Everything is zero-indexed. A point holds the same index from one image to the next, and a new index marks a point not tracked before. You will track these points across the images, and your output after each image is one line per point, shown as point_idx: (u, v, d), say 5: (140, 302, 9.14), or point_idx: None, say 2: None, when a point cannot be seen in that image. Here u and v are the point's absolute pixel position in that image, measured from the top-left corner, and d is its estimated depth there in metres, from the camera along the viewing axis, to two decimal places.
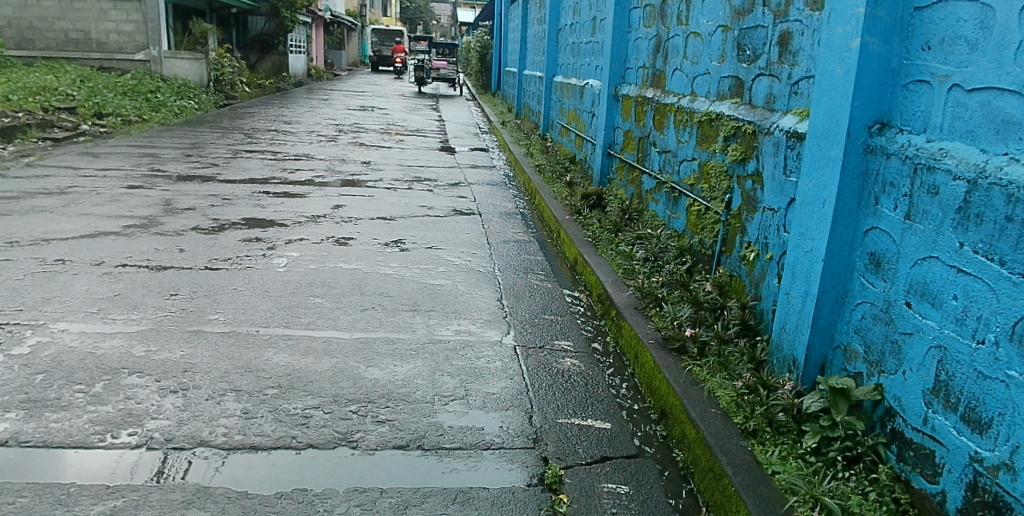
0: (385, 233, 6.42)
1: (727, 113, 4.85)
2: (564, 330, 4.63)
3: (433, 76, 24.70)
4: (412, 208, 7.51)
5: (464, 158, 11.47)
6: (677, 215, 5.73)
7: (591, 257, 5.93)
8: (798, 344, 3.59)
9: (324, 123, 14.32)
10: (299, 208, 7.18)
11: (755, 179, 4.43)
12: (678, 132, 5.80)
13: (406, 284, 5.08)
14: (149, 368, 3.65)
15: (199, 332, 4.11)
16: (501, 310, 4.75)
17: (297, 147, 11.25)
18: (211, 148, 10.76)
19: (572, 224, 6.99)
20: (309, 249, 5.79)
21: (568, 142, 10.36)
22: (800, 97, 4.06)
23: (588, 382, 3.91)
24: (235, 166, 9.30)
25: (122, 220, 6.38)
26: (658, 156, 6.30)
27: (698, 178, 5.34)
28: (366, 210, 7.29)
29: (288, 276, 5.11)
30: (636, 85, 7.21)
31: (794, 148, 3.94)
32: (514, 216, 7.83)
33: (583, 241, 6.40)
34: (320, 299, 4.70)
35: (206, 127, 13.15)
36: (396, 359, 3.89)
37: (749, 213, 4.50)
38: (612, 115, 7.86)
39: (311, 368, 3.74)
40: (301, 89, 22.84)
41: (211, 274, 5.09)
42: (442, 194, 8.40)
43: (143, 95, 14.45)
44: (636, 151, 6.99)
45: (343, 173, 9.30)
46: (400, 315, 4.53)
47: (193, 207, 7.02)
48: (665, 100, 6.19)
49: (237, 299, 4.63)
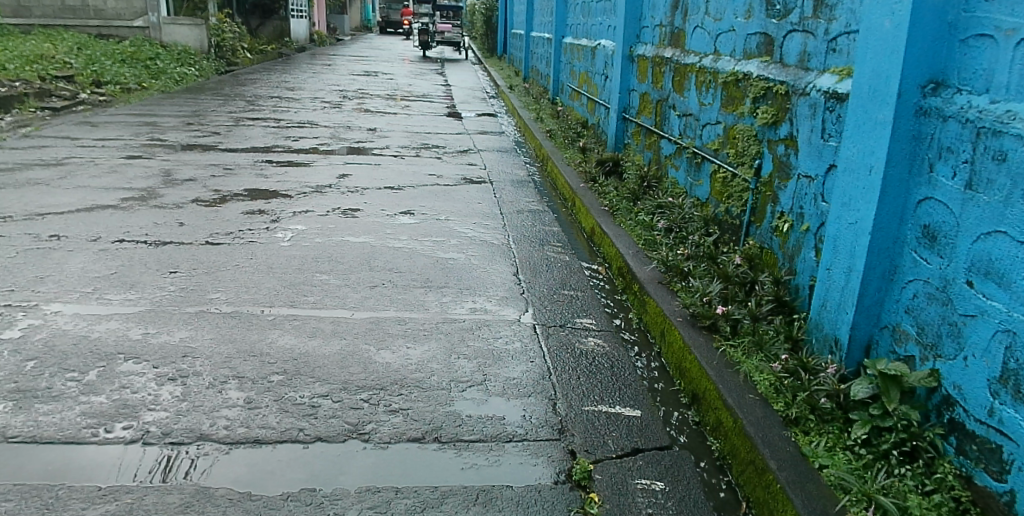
0: (395, 204, 6.16)
1: (756, 74, 4.53)
2: (586, 307, 4.38)
3: (437, 39, 24.23)
4: (421, 177, 7.24)
5: (472, 124, 11.15)
6: (700, 182, 5.46)
7: (610, 227, 5.68)
8: (842, 324, 3.35)
9: (328, 89, 13.98)
10: (304, 178, 6.92)
11: (788, 143, 4.13)
12: (700, 94, 5.48)
13: (418, 258, 4.83)
14: (146, 352, 3.42)
15: (200, 312, 3.87)
16: (518, 286, 4.50)
17: (301, 114, 10.93)
18: (213, 116, 10.47)
19: (587, 193, 6.70)
20: (315, 222, 5.53)
21: (579, 106, 10.02)
22: (839, 55, 3.73)
23: (614, 366, 3.67)
24: (237, 135, 9.01)
25: (120, 193, 6.12)
26: (678, 120, 6.00)
27: (723, 143, 5.04)
28: (373, 179, 7.02)
29: (292, 251, 4.86)
30: (653, 45, 6.86)
31: (833, 110, 3.62)
32: (526, 184, 7.56)
33: (599, 210, 6.13)
34: (327, 276, 4.46)
35: (207, 94, 12.82)
36: (409, 340, 3.66)
37: (781, 181, 4.21)
38: (627, 77, 7.52)
39: (318, 351, 3.51)
40: (305, 54, 22.42)
41: (213, 249, 4.85)
42: (450, 161, 8.11)
43: (143, 63, 14.12)
44: (654, 115, 6.67)
45: (348, 141, 9.01)
46: (412, 292, 4.28)
47: (194, 177, 6.76)
48: (685, 60, 5.84)
49: (239, 277, 4.39)
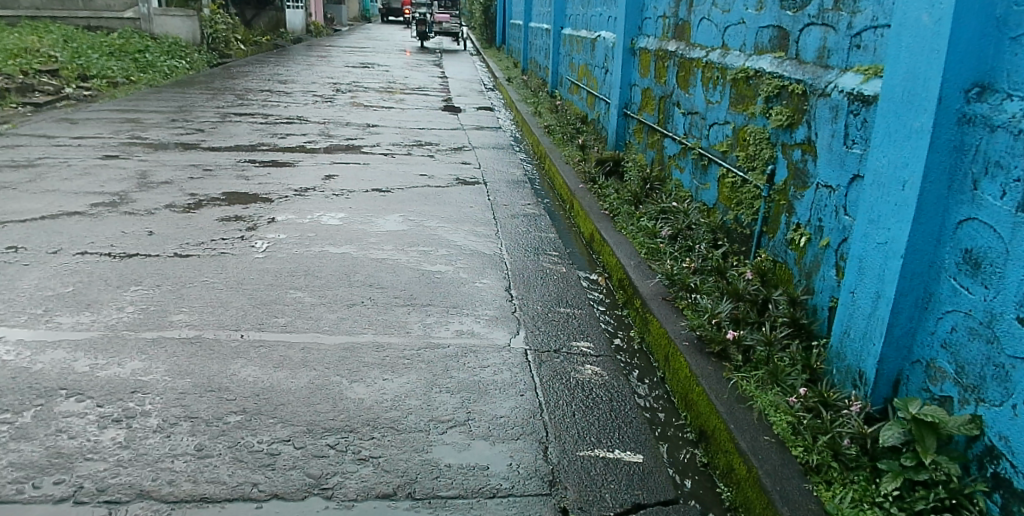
0: (382, 209, 5.80)
1: (769, 71, 4.17)
2: (584, 327, 4.02)
3: (435, 29, 23.79)
4: (411, 178, 6.87)
5: (468, 119, 10.76)
6: (706, 186, 5.10)
7: (610, 234, 5.33)
8: (867, 356, 3.03)
9: (321, 82, 13.59)
10: (287, 180, 6.55)
11: (805, 148, 3.78)
12: (706, 91, 5.11)
13: (402, 272, 4.47)
14: (91, 388, 3.07)
15: (157, 337, 3.52)
16: (510, 304, 4.13)
17: (291, 109, 10.55)
18: (199, 111, 10.10)
19: (586, 195, 6.34)
20: (294, 230, 5.17)
21: (578, 100, 9.63)
22: (864, 52, 3.38)
23: (613, 399, 3.32)
24: (222, 133, 8.64)
25: (89, 198, 5.76)
26: (682, 119, 5.62)
27: (732, 144, 4.67)
28: (360, 181, 6.66)
29: (266, 264, 4.50)
30: (656, 38, 6.49)
31: (857, 114, 3.28)
32: (523, 184, 7.20)
33: (599, 215, 5.78)
34: (301, 293, 4.10)
35: (196, 88, 12.43)
36: (386, 371, 3.30)
37: (797, 190, 3.87)
38: (628, 71, 7.15)
39: (283, 385, 3.15)
40: (300, 45, 21.99)
41: (181, 262, 4.49)
42: (443, 160, 7.74)
43: (131, 55, 13.72)
44: (657, 112, 6.29)
45: (338, 138, 8.64)
46: (394, 312, 3.92)
47: (170, 180, 6.40)
48: (690, 54, 5.46)
49: (205, 295, 4.03)
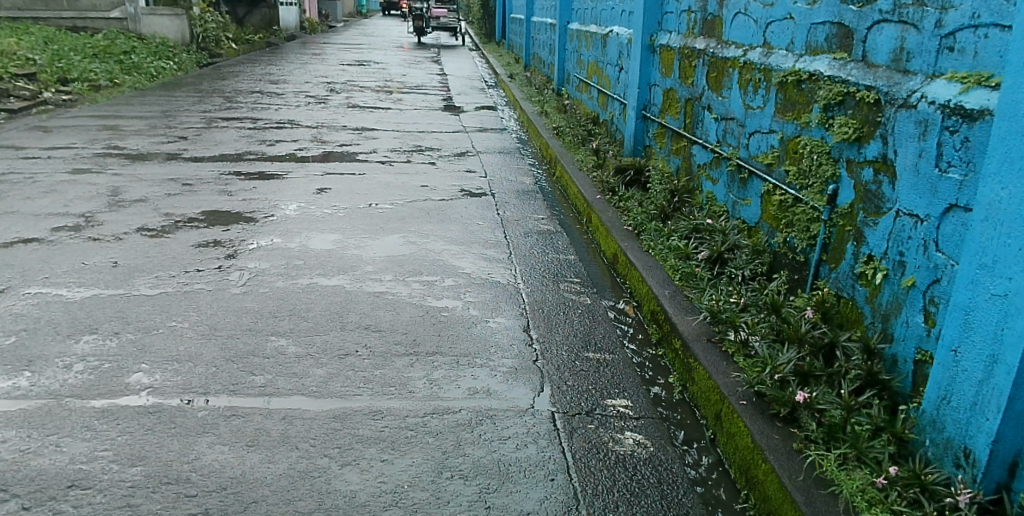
0: (379, 228, 5.19)
1: (829, 75, 3.63)
2: (617, 376, 3.42)
3: (433, 25, 23.18)
4: (411, 190, 6.27)
5: (470, 119, 10.14)
6: (747, 202, 4.56)
7: (638, 255, 4.76)
8: (977, 432, 2.44)
9: (315, 81, 12.97)
10: (274, 195, 5.95)
11: (879, 167, 3.23)
12: (746, 95, 4.61)
13: (403, 310, 3.87)
14: (18, 484, 2.49)
15: (108, 408, 2.93)
16: (531, 350, 3.53)
17: (282, 112, 9.93)
18: (184, 116, 9.48)
19: (606, 208, 5.76)
20: (280, 257, 4.58)
21: (589, 99, 9.04)
22: (958, 55, 2.82)
23: (662, 481, 2.73)
24: (206, 140, 8.03)
25: (51, 221, 5.17)
26: (715, 125, 5.09)
27: (781, 156, 4.14)
28: (355, 194, 6.06)
29: (246, 303, 3.91)
30: (679, 34, 5.99)
31: (956, 130, 2.72)
32: (533, 193, 6.61)
33: (622, 232, 5.20)
34: (285, 341, 3.50)
35: (183, 90, 11.82)
36: (384, 450, 2.71)
37: (869, 215, 3.31)
38: (648, 70, 6.63)
39: (257, 474, 2.57)
40: (294, 43, 21.34)
41: (147, 300, 3.90)
42: (446, 168, 7.14)
43: (116, 57, 13.09)
44: (683, 116, 5.76)
45: (331, 144, 8.03)
46: (393, 364, 3.32)
47: (144, 197, 5.80)
48: (724, 53, 4.95)
49: (172, 345, 3.44)
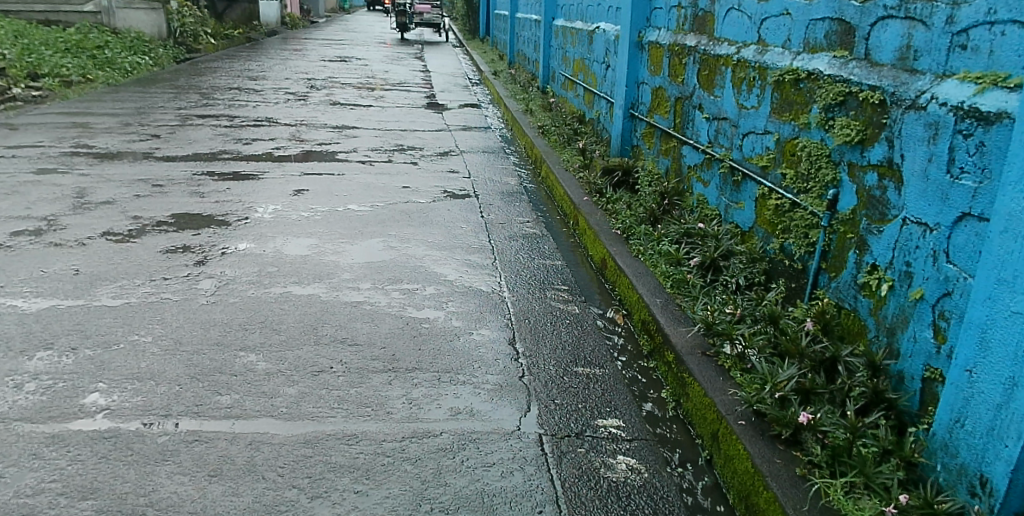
0: (358, 232, 4.97)
1: (829, 73, 3.47)
2: (608, 393, 3.24)
3: (416, 21, 22.91)
4: (391, 191, 6.05)
5: (453, 117, 9.92)
6: (740, 206, 4.39)
7: (628, 261, 4.58)
8: (995, 458, 2.27)
9: (295, 77, 12.70)
10: (248, 197, 5.72)
11: (883, 171, 3.07)
12: (739, 94, 4.45)
13: (381, 321, 3.66)
14: None
15: (60, 434, 2.72)
16: (517, 365, 3.34)
17: (260, 110, 9.66)
18: (158, 113, 9.20)
19: (594, 210, 5.58)
20: (252, 263, 4.35)
21: (575, 97, 8.86)
22: (972, 53, 2.66)
23: (658, 511, 2.56)
24: (179, 139, 7.76)
25: (12, 225, 4.91)
26: (707, 125, 4.92)
27: (777, 159, 3.98)
28: (334, 196, 5.84)
29: (214, 314, 3.68)
30: (669, 30, 5.82)
31: (970, 134, 2.56)
32: (518, 194, 6.41)
33: (611, 236, 5.02)
34: (254, 357, 3.28)
35: (158, 86, 11.50)
36: (358, 480, 2.51)
37: (872, 222, 3.14)
38: (636, 68, 6.46)
39: (219, 509, 2.36)
40: (274, 38, 20.99)
41: (108, 310, 3.67)
42: (428, 167, 6.93)
43: (89, 52, 12.75)
44: (673, 115, 5.58)
45: (310, 142, 7.79)
46: (369, 382, 3.11)
47: (112, 199, 5.55)
48: (716, 50, 4.78)
49: (132, 362, 3.22)
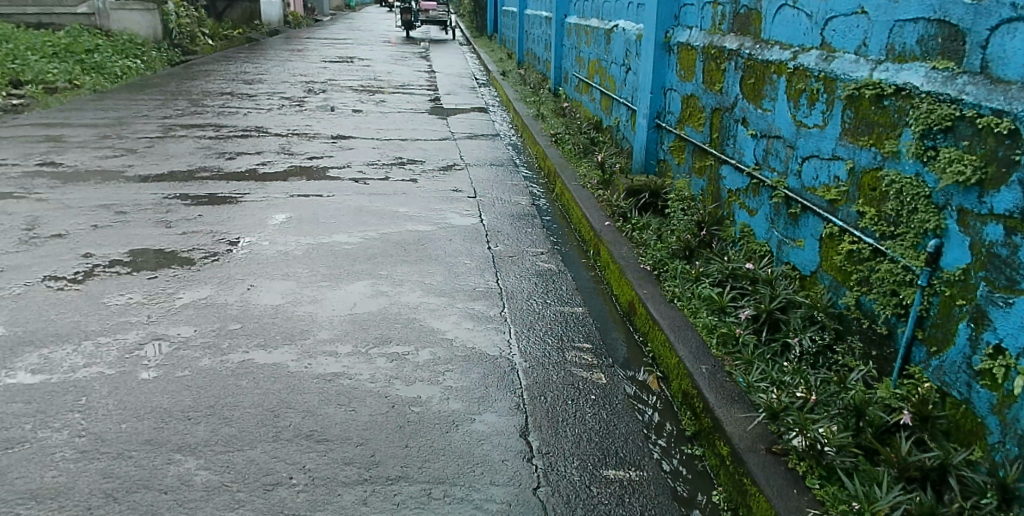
0: (342, 272, 4.25)
1: (930, 89, 2.76)
2: (649, 511, 2.54)
3: (422, 19, 22.16)
4: (386, 215, 5.33)
5: (459, 124, 9.18)
6: (799, 244, 3.67)
7: (662, 308, 3.85)
8: None
9: (292, 80, 11.99)
10: (222, 226, 5.01)
11: (1014, 225, 2.40)
12: (796, 108, 3.71)
13: (359, 402, 2.94)
14: None
15: None
16: (533, 470, 2.63)
17: (251, 118, 8.95)
18: (139, 123, 8.50)
19: (618, 239, 4.85)
20: (212, 317, 3.63)
21: (589, 102, 8.11)
22: None
23: None
24: (157, 154, 7.07)
25: None
26: (753, 142, 4.19)
27: (851, 191, 3.25)
28: (320, 223, 5.12)
29: (153, 392, 2.96)
30: (702, 29, 5.07)
31: None
32: (530, 217, 5.68)
33: (639, 274, 4.29)
34: (192, 461, 2.56)
35: (147, 92, 10.82)
36: None
37: (997, 290, 2.45)
38: (662, 71, 5.71)
39: None
40: (277, 38, 20.30)
41: (22, 389, 2.97)
42: (430, 185, 6.20)
43: (77, 56, 12.08)
44: (707, 128, 4.86)
45: (300, 156, 7.08)
46: (338, 502, 2.40)
47: (65, 231, 4.85)
48: (765, 54, 4.04)
49: (34, 471, 2.50)
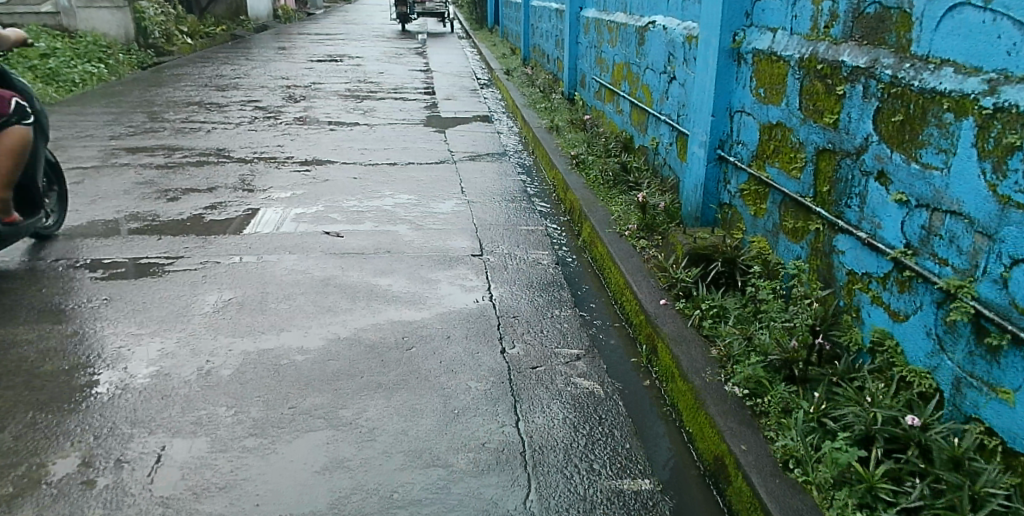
0: (283, 413, 2.84)
1: None
2: None
3: (417, 11, 20.64)
4: (359, 293, 3.93)
5: (459, 139, 7.75)
6: (1006, 396, 2.34)
7: (776, 488, 2.47)
8: None
9: (271, 85, 10.56)
10: (129, 318, 3.59)
11: None
12: (1002, 173, 2.35)
13: None
14: None
15: None
16: None
17: (213, 137, 7.53)
18: (79, 147, 7.11)
19: (684, 333, 3.43)
20: None
21: (615, 113, 6.68)
22: None
23: None
24: (85, 193, 5.68)
25: None
26: (900, 212, 2.80)
27: None
28: (267, 309, 3.71)
29: None
30: (794, 32, 3.64)
31: None
32: (553, 284, 4.27)
33: (728, 409, 2.88)
34: None
35: (103, 104, 9.41)
36: None
37: None
38: (726, 86, 4.26)
39: None
40: (263, 34, 18.82)
41: None
42: (422, 237, 4.80)
43: (30, 60, 10.68)
44: (806, 174, 3.44)
45: (262, 192, 5.67)
46: None
47: None
48: (930, 81, 2.63)
49: None
